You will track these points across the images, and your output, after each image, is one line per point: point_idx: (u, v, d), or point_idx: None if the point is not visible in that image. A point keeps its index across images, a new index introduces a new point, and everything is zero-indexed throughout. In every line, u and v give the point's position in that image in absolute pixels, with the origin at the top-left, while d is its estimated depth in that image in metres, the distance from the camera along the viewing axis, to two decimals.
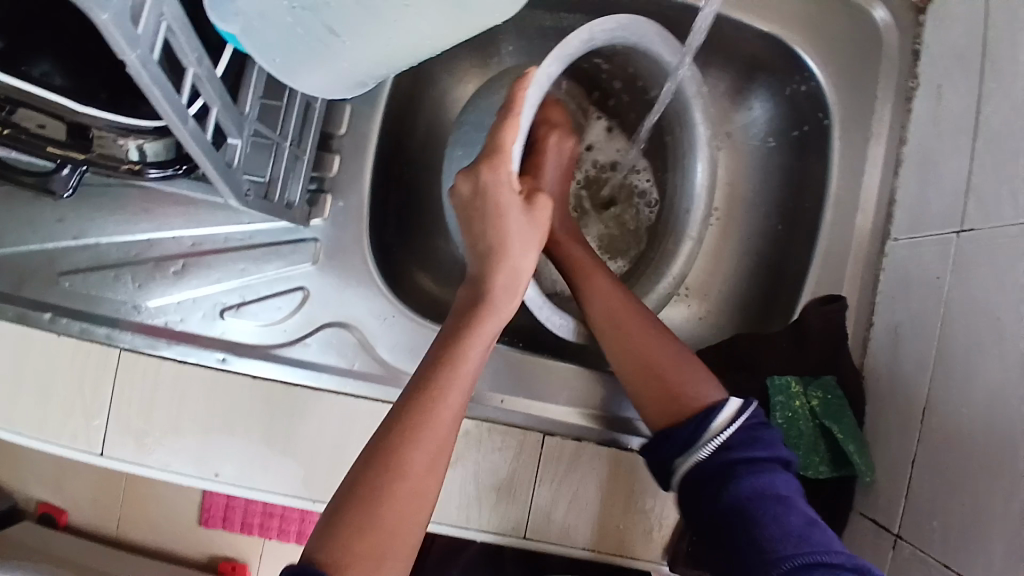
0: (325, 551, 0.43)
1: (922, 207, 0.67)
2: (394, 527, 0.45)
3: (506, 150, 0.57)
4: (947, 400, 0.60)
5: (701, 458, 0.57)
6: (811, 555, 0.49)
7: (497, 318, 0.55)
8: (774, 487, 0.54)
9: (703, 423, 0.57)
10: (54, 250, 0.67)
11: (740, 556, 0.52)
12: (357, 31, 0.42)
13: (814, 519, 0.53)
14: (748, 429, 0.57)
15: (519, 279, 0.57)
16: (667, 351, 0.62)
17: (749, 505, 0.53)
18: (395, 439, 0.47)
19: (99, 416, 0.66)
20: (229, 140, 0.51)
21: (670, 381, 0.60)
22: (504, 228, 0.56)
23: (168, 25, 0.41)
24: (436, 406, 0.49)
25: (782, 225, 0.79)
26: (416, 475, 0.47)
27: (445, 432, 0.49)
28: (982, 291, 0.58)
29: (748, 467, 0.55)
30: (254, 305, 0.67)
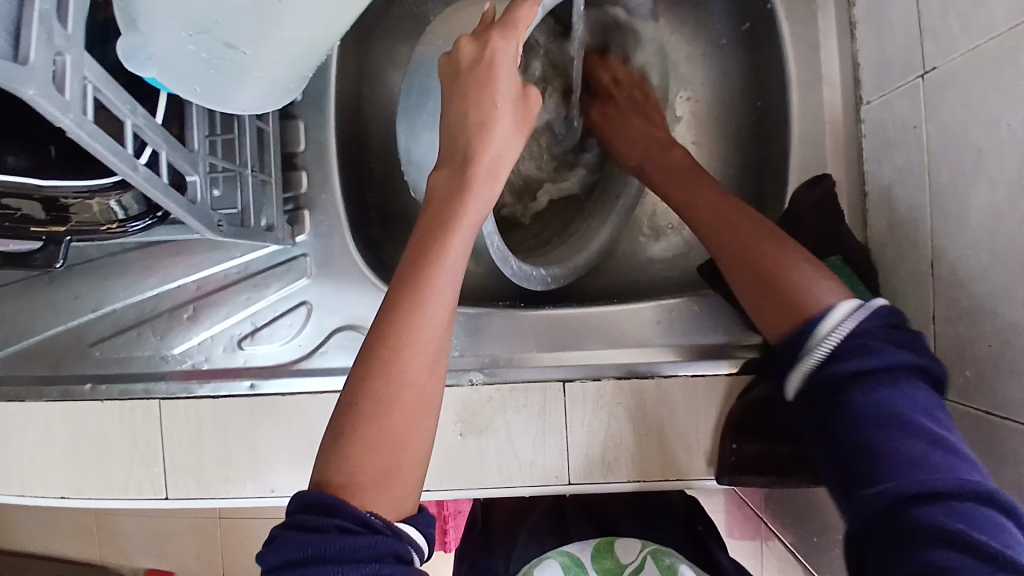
0: (336, 470, 0.42)
1: (885, 62, 0.65)
2: (406, 434, 0.43)
3: (519, 24, 0.52)
4: (951, 244, 0.58)
5: (810, 368, 0.52)
6: (918, 485, 0.43)
7: (478, 206, 0.50)
8: (915, 397, 0.48)
9: (806, 333, 0.52)
10: (79, 325, 0.72)
11: (845, 472, 0.48)
12: (255, 38, 0.45)
13: (941, 437, 0.45)
14: (857, 343, 0.50)
15: (501, 160, 0.51)
16: (764, 236, 0.57)
17: (864, 428, 0.47)
18: (388, 340, 0.44)
19: (156, 464, 0.71)
20: (189, 179, 0.55)
21: (767, 266, 0.55)
22: (496, 96, 0.51)
23: (94, 85, 0.44)
24: (419, 309, 0.45)
25: (755, 121, 0.77)
26: (419, 377, 0.44)
27: (439, 335, 0.46)
28: (958, 126, 0.56)
29: (876, 423, 0.46)
30: (266, 329, 0.71)
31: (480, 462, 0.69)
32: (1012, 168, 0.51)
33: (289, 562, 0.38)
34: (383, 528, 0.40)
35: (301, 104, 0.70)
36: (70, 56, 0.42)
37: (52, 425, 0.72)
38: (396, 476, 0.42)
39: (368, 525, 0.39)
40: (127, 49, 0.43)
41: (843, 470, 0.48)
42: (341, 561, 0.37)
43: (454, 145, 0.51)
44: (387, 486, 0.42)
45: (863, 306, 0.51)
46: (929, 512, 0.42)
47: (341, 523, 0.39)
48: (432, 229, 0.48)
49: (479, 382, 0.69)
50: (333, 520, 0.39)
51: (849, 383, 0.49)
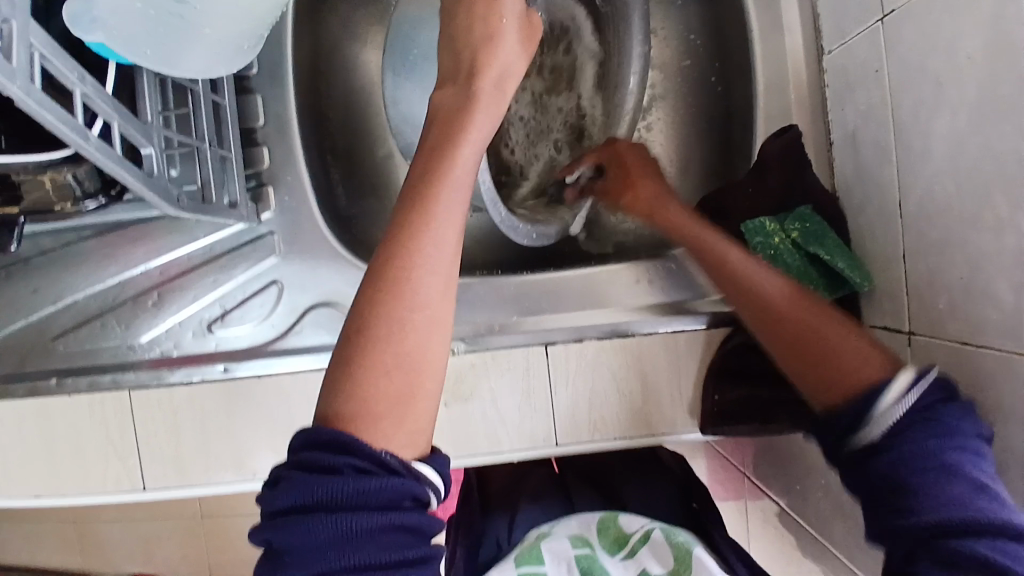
0: (347, 402, 0.38)
1: (842, 7, 0.65)
2: (419, 360, 0.40)
3: None
4: (918, 181, 0.58)
5: (877, 435, 0.48)
6: (966, 521, 0.42)
7: (489, 119, 0.46)
8: (969, 458, 0.46)
9: (871, 401, 0.49)
10: (39, 319, 0.70)
11: (878, 500, 0.47)
12: None
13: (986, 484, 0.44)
14: (925, 409, 0.48)
15: (509, 76, 0.48)
16: (834, 329, 0.55)
17: (908, 470, 0.46)
18: (398, 258, 0.41)
19: (132, 456, 0.69)
20: (143, 151, 0.52)
21: (826, 352, 0.54)
22: (503, 8, 0.48)
23: (40, 52, 0.42)
24: (431, 221, 0.42)
25: (717, 78, 0.78)
26: (431, 299, 0.41)
27: (454, 250, 0.42)
28: (918, 63, 0.57)
29: (937, 463, 0.46)
30: (235, 311, 0.69)
31: (464, 432, 0.68)
32: (972, 100, 0.51)
33: (298, 505, 0.36)
34: (400, 468, 0.37)
35: (258, 78, 0.68)
36: (16, 22, 0.40)
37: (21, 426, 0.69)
38: (410, 406, 0.39)
39: (384, 465, 0.37)
40: (73, 13, 0.41)
41: (877, 498, 0.48)
42: (354, 506, 0.35)
43: (458, 58, 0.48)
44: (401, 418, 0.38)
45: (924, 380, 0.49)
46: (976, 545, 0.41)
47: (356, 463, 0.36)
48: (440, 142, 0.45)
49: (461, 350, 0.68)
50: (346, 458, 0.36)
51: (907, 432, 0.47)
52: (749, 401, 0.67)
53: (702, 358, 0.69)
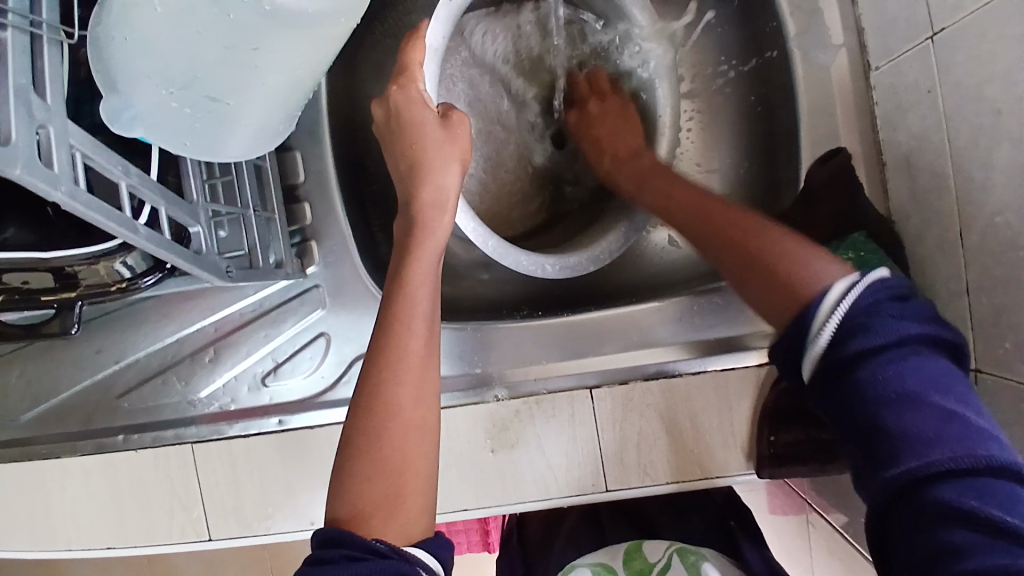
0: (346, 506, 0.44)
1: (889, 25, 0.62)
2: (403, 463, 0.44)
3: (414, 67, 0.54)
4: (979, 211, 0.55)
5: (821, 350, 0.48)
6: (935, 459, 0.42)
7: (439, 234, 0.52)
8: (921, 361, 0.46)
9: (812, 308, 0.49)
10: (105, 377, 0.73)
11: (859, 445, 0.46)
12: (238, 89, 0.44)
13: (957, 410, 0.43)
14: (860, 313, 0.47)
15: (446, 194, 0.53)
16: (761, 230, 0.56)
17: (873, 407, 0.45)
18: (378, 394, 0.45)
19: (196, 507, 0.72)
20: (191, 230, 0.54)
21: (771, 276, 0.52)
22: (422, 120, 0.53)
23: (82, 152, 0.44)
24: (402, 347, 0.47)
25: (757, 98, 0.75)
26: (409, 398, 0.45)
27: (422, 361, 0.47)
28: (974, 86, 0.53)
29: (879, 359, 0.46)
30: (287, 363, 0.71)
31: (514, 477, 0.68)
32: None
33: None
34: (390, 552, 0.41)
35: (297, 136, 0.69)
36: (52, 127, 0.42)
37: (92, 478, 0.73)
38: (402, 500, 0.44)
39: (376, 552, 0.41)
40: (113, 110, 0.43)
41: (854, 441, 0.47)
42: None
43: (398, 161, 0.55)
44: (393, 513, 0.44)
45: (865, 278, 0.48)
46: (949, 488, 0.41)
47: (349, 552, 0.41)
48: (398, 274, 0.50)
49: (504, 398, 0.69)
50: (341, 550, 0.41)
51: (859, 363, 0.46)
52: (804, 440, 0.66)
53: (758, 396, 0.67)
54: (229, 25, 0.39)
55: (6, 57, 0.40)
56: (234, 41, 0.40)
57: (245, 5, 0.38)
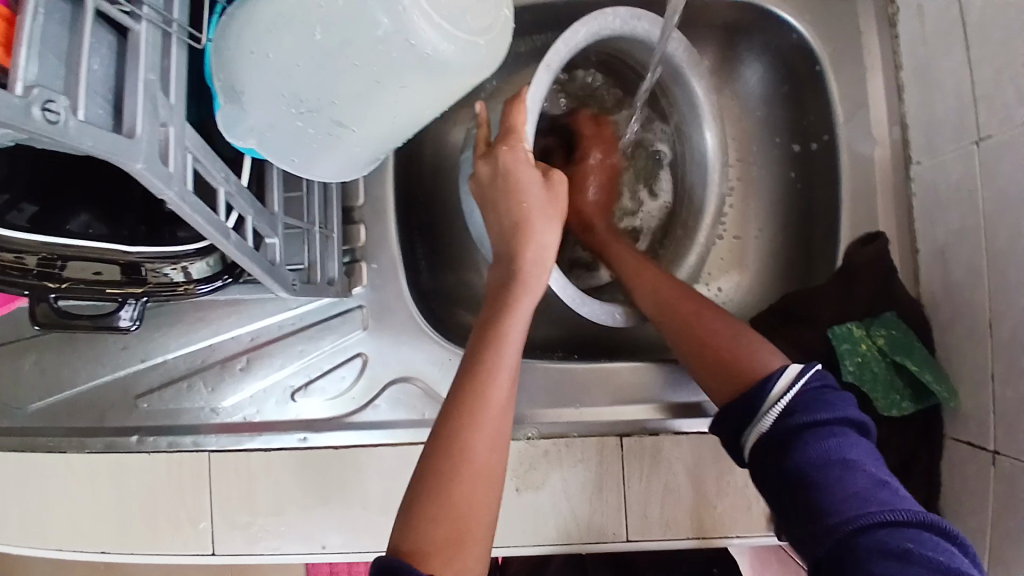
0: (407, 542, 0.43)
1: (936, 125, 0.66)
2: (470, 508, 0.45)
3: (518, 128, 0.59)
4: (1011, 307, 0.59)
5: (769, 427, 0.52)
6: (879, 514, 0.44)
7: (533, 293, 0.55)
8: (846, 429, 0.50)
9: (760, 393, 0.53)
10: (127, 375, 0.71)
11: (795, 513, 0.48)
12: (365, 117, 0.45)
13: (885, 480, 0.47)
14: (810, 395, 0.52)
15: (546, 250, 0.57)
16: (716, 314, 0.61)
17: (811, 472, 0.48)
18: (456, 435, 0.46)
19: (204, 518, 0.70)
20: (268, 240, 0.54)
21: (722, 356, 0.57)
22: (523, 194, 0.57)
23: (192, 153, 0.44)
24: (487, 393, 0.48)
25: (797, 175, 0.79)
26: (484, 446, 0.46)
27: (500, 413, 0.48)
28: (1017, 192, 0.58)
29: (815, 430, 0.50)
30: (319, 381, 0.70)
31: (536, 519, 0.68)
32: None
33: None
34: None
35: None
36: (173, 126, 0.43)
37: (98, 477, 0.70)
38: (461, 546, 0.44)
39: None
40: (228, 116, 0.44)
41: (790, 511, 0.48)
42: None
43: (501, 218, 0.58)
44: (452, 559, 0.43)
45: (811, 368, 0.53)
46: (881, 537, 0.43)
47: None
48: (492, 322, 0.52)
49: (534, 437, 0.69)
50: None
51: (799, 434, 0.50)
52: None
53: None
54: (381, 59, 0.41)
55: (140, 52, 0.41)
56: (385, 77, 0.41)
57: (410, 48, 0.39)
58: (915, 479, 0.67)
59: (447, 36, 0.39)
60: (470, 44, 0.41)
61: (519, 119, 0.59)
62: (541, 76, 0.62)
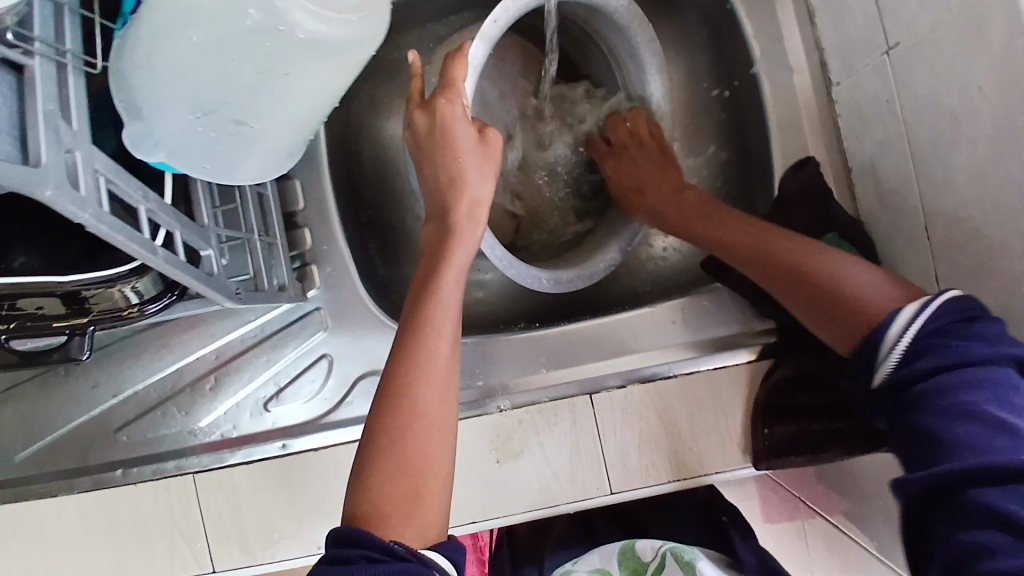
0: (362, 506, 0.46)
1: (847, 43, 0.67)
2: (422, 463, 0.47)
3: (457, 84, 0.59)
4: (941, 207, 0.60)
5: (889, 371, 0.51)
6: (987, 462, 0.43)
7: (467, 245, 0.56)
8: (1001, 374, 0.47)
9: (879, 335, 0.52)
10: (101, 412, 0.72)
11: (910, 454, 0.49)
12: (262, 112, 0.47)
13: (1014, 422, 0.44)
14: (934, 339, 0.49)
15: (480, 205, 0.58)
16: (798, 242, 0.61)
17: (923, 419, 0.48)
18: (402, 394, 0.48)
19: (199, 539, 0.71)
20: (203, 252, 0.56)
21: (829, 303, 0.56)
22: (457, 148, 0.58)
23: (104, 175, 0.46)
24: (428, 350, 0.49)
25: (727, 116, 0.80)
26: (432, 404, 0.48)
27: (446, 367, 0.50)
28: (930, 94, 0.59)
29: (933, 382, 0.48)
30: (289, 387, 0.72)
31: (520, 486, 0.70)
32: (989, 126, 0.53)
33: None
34: (408, 554, 0.42)
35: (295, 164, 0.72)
36: (79, 151, 0.44)
37: (90, 516, 0.71)
38: (417, 501, 0.46)
39: (395, 554, 0.42)
40: (135, 136, 0.44)
41: (907, 452, 0.49)
42: None
43: (436, 171, 0.58)
44: (411, 515, 0.45)
45: (936, 300, 0.50)
46: (989, 492, 0.42)
47: (367, 553, 0.42)
48: (428, 279, 0.54)
49: (507, 408, 0.71)
50: (359, 551, 0.42)
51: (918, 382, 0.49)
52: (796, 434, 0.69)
53: (747, 394, 0.71)
54: (261, 52, 0.43)
55: (36, 86, 0.42)
56: (266, 64, 0.43)
57: (280, 33, 0.42)
58: None
59: (315, 15, 0.42)
60: (339, 22, 0.43)
61: (459, 73, 0.60)
62: (479, 46, 0.62)
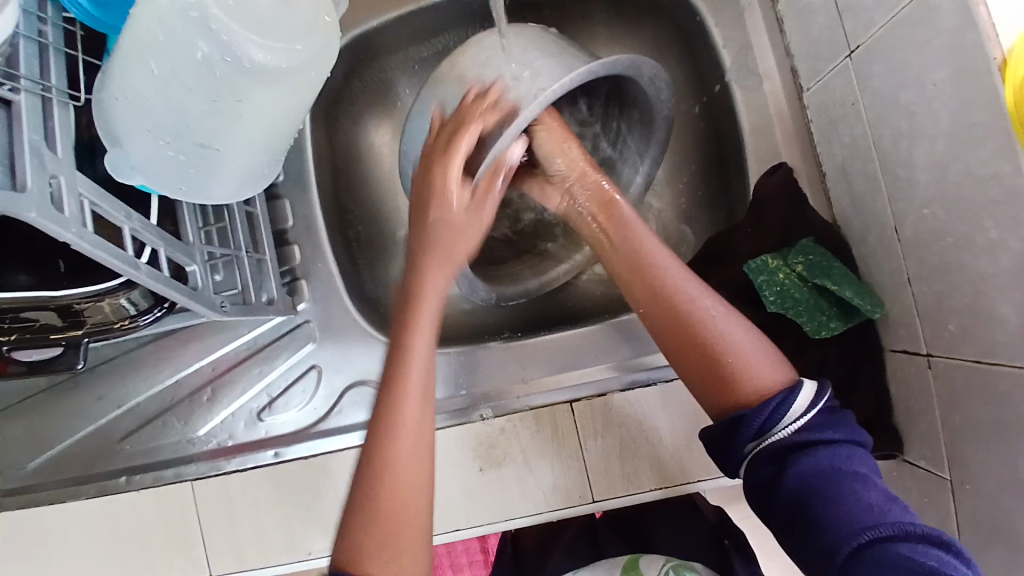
0: (360, 529, 0.50)
1: (813, 49, 0.68)
2: (401, 486, 0.51)
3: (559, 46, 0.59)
4: (909, 205, 0.60)
5: (779, 447, 0.51)
6: (893, 526, 0.46)
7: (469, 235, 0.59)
8: (864, 453, 0.51)
9: (767, 412, 0.51)
10: (107, 422, 0.76)
11: (799, 524, 0.49)
12: (224, 135, 0.51)
13: (892, 494, 0.49)
14: (826, 413, 0.52)
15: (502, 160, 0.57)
16: (699, 293, 0.56)
17: (827, 481, 0.49)
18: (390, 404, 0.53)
19: (196, 546, 0.73)
20: (189, 268, 0.60)
21: (719, 370, 0.54)
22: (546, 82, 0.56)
23: (87, 198, 0.50)
24: (408, 359, 0.55)
25: (706, 125, 0.81)
26: (416, 421, 0.52)
27: (423, 378, 0.54)
28: (891, 94, 0.59)
29: (828, 449, 0.50)
30: (281, 398, 0.75)
31: (502, 494, 0.71)
32: (943, 123, 0.54)
33: None
34: None
35: (284, 185, 0.76)
36: (63, 177, 0.48)
37: (95, 523, 0.74)
38: (405, 524, 0.50)
39: None
40: (114, 162, 0.49)
41: (790, 525, 0.50)
42: None
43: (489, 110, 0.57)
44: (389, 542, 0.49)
45: (823, 391, 0.52)
46: (904, 549, 0.45)
47: None
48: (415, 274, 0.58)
49: (488, 416, 0.73)
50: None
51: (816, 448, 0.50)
52: None
53: None
54: (215, 82, 0.46)
55: (21, 117, 0.46)
56: (221, 93, 0.47)
57: (228, 63, 0.45)
58: (861, 394, 0.67)
59: (259, 46, 0.45)
60: (286, 51, 0.46)
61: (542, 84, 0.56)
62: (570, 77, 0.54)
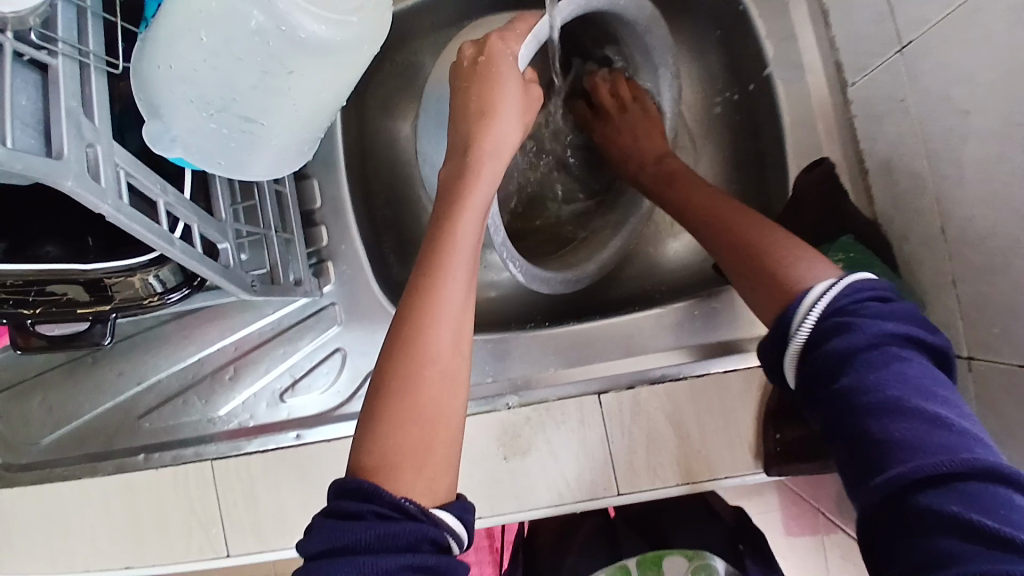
0: (371, 453, 0.44)
1: (860, 43, 0.67)
2: (434, 412, 0.46)
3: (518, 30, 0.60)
4: (955, 204, 0.59)
5: (800, 344, 0.49)
6: (930, 459, 0.40)
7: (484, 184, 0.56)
8: (927, 374, 0.44)
9: (793, 304, 0.49)
10: (127, 399, 0.75)
11: (847, 458, 0.45)
12: (269, 110, 0.50)
13: (948, 418, 0.42)
14: (847, 313, 0.47)
15: (505, 142, 0.58)
16: (758, 224, 0.57)
17: (867, 411, 0.44)
18: (412, 338, 0.47)
19: (215, 525, 0.73)
20: (220, 245, 0.59)
21: (766, 250, 0.54)
22: (501, 92, 0.58)
23: (124, 169, 0.48)
24: (439, 288, 0.49)
25: (743, 118, 0.80)
26: (442, 350, 0.47)
27: (459, 309, 0.49)
28: (942, 91, 0.58)
29: (878, 356, 0.45)
30: (305, 379, 0.74)
31: (525, 484, 0.70)
32: (996, 120, 0.52)
33: (329, 548, 0.41)
34: (419, 513, 0.42)
35: (313, 164, 0.74)
36: (100, 146, 0.46)
37: (112, 498, 0.74)
38: (428, 455, 0.45)
39: (404, 510, 0.42)
40: (153, 133, 0.47)
41: (842, 458, 0.45)
42: (377, 550, 0.40)
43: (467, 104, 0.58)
44: (421, 466, 0.44)
45: (844, 280, 0.48)
46: (936, 494, 0.39)
47: (378, 509, 0.42)
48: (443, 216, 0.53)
49: (514, 405, 0.72)
50: (369, 506, 0.42)
51: (848, 368, 0.45)
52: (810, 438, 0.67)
53: (758, 398, 0.70)
54: (265, 51, 0.46)
55: (60, 83, 0.45)
56: (270, 65, 0.46)
57: (282, 33, 0.45)
58: None
59: (315, 17, 0.44)
60: (340, 24, 0.46)
61: (504, 77, 0.58)
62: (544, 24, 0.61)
